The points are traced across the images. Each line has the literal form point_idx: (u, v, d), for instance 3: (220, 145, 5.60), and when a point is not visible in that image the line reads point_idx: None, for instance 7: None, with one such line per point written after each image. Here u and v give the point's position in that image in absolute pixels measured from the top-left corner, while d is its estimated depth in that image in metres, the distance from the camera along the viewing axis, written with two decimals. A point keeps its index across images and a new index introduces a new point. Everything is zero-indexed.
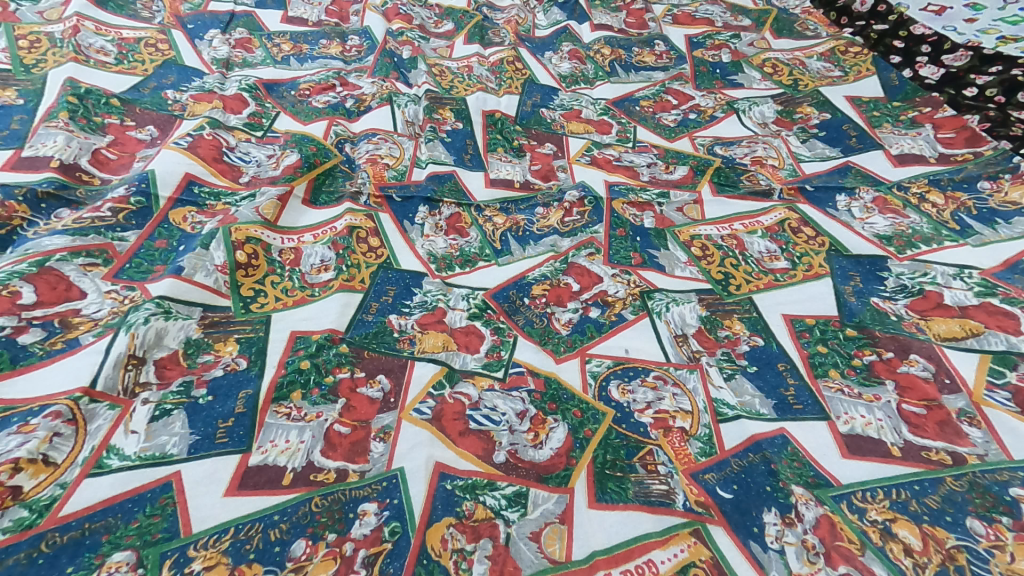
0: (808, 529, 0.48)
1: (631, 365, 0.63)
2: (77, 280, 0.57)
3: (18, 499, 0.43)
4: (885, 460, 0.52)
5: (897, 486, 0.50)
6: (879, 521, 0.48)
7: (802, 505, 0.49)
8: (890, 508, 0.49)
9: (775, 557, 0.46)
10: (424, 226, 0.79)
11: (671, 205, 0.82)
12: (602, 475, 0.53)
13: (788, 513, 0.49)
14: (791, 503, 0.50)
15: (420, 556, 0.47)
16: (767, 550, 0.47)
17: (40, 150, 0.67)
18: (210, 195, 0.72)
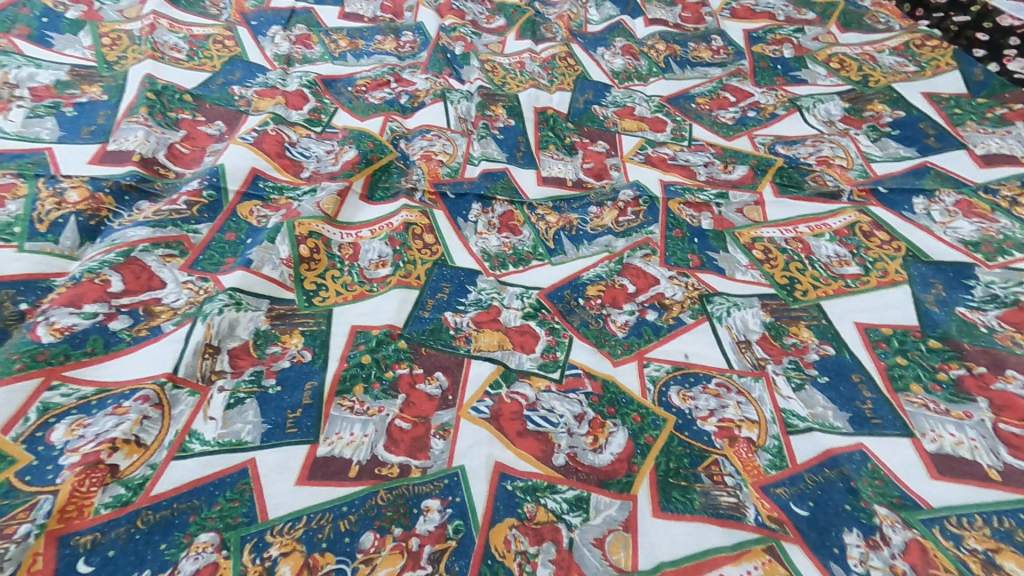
0: (894, 553, 0.46)
1: (691, 370, 0.62)
2: (158, 270, 0.59)
3: (115, 476, 0.45)
4: (982, 484, 0.50)
5: (998, 513, 0.48)
6: (979, 550, 0.46)
7: (887, 527, 0.48)
8: (992, 537, 0.47)
9: None
10: (477, 223, 0.79)
11: (730, 205, 0.80)
12: (665, 483, 0.52)
13: (872, 534, 0.47)
14: (874, 525, 0.48)
15: (484, 556, 0.47)
16: (850, 572, 0.45)
17: (123, 144, 0.70)
18: (274, 189, 0.73)
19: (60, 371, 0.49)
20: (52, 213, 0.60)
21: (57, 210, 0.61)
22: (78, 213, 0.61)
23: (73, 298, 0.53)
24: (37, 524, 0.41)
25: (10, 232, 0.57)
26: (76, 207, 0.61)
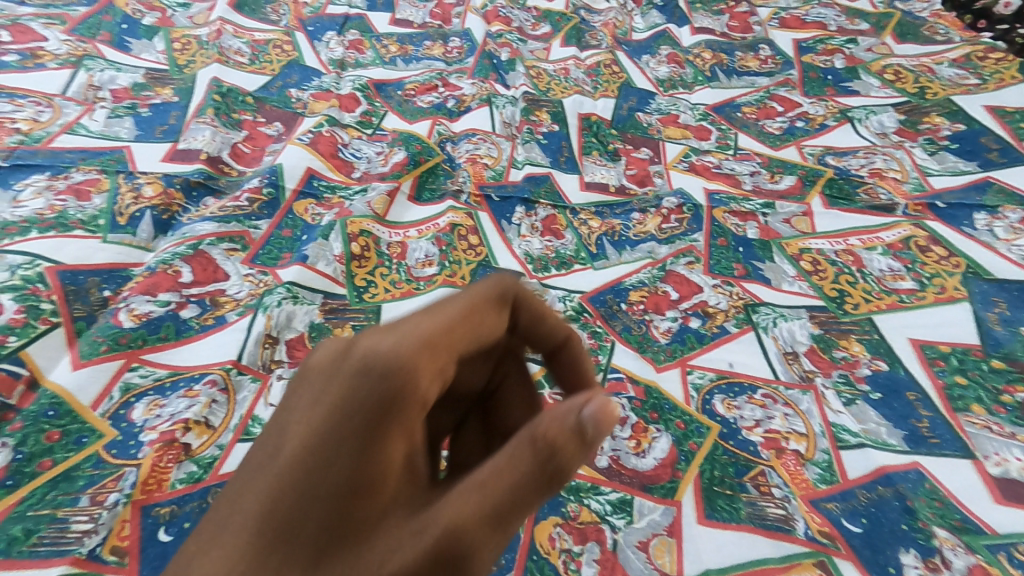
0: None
1: (736, 380, 0.61)
2: (222, 263, 0.62)
3: (188, 454, 0.47)
4: None
5: None
6: None
7: (948, 550, 0.47)
8: None
9: None
10: (520, 226, 0.80)
11: (777, 215, 0.79)
12: (710, 491, 0.52)
13: (932, 557, 0.47)
14: (933, 547, 0.48)
15: (529, 552, 0.48)
16: None
17: (192, 143, 0.73)
18: (327, 188, 0.76)
19: (140, 354, 0.52)
20: (131, 207, 0.64)
21: (135, 204, 0.64)
22: (153, 208, 0.65)
23: (149, 286, 0.57)
24: (124, 494, 0.44)
25: (95, 224, 0.61)
26: (151, 202, 0.65)
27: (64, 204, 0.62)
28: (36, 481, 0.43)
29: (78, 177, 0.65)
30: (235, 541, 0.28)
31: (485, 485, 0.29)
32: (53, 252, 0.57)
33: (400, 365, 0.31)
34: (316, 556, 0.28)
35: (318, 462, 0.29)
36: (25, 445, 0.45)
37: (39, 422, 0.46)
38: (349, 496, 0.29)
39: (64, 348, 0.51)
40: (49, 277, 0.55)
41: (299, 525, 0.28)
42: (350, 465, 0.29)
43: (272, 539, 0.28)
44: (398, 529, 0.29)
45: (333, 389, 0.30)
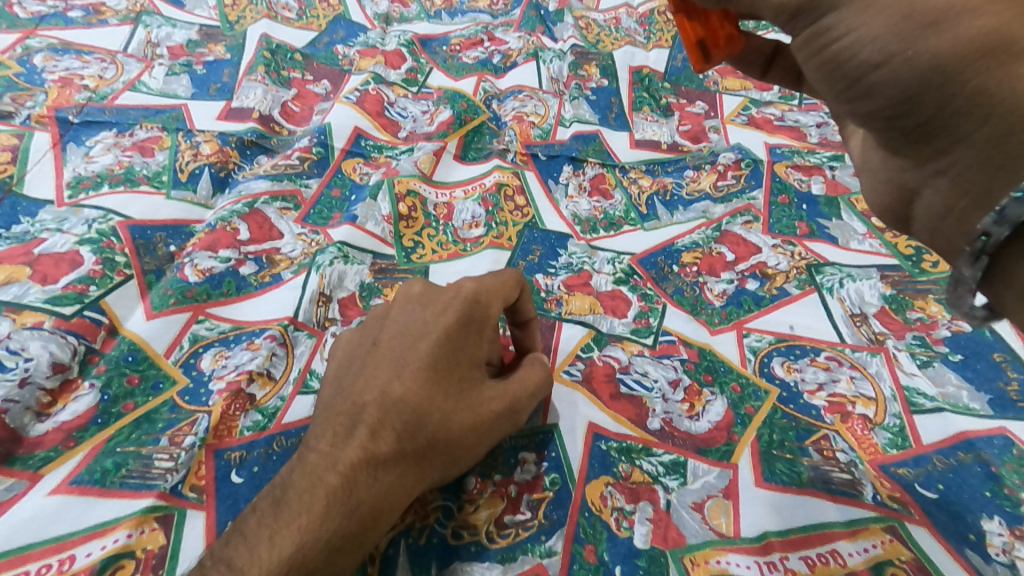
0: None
1: (797, 343, 0.59)
2: (277, 222, 0.63)
3: (253, 404, 0.49)
4: None
5: None
6: None
7: None
8: None
9: (1000, 570, 0.43)
10: (568, 186, 0.77)
11: (846, 169, 0.75)
12: (769, 455, 0.50)
13: (1017, 524, 0.45)
14: (1021, 514, 0.46)
15: (581, 508, 0.48)
16: (989, 562, 0.44)
17: (244, 102, 0.74)
18: (374, 148, 0.76)
19: (205, 307, 0.54)
20: (191, 164, 0.66)
21: (194, 161, 0.66)
22: (211, 166, 0.66)
23: (210, 243, 0.58)
24: (199, 437, 0.46)
25: (159, 180, 0.63)
26: (209, 159, 0.67)
27: (131, 160, 0.64)
28: (121, 421, 0.46)
29: (141, 135, 0.67)
30: (407, 376, 0.44)
31: (527, 373, 0.48)
32: (124, 208, 0.59)
33: (489, 307, 0.46)
34: (454, 390, 0.44)
35: (452, 343, 0.45)
36: (109, 387, 0.48)
37: (121, 367, 0.49)
38: (467, 364, 0.45)
39: (137, 298, 0.54)
40: (121, 231, 0.57)
41: (444, 380, 0.44)
42: (471, 347, 0.46)
43: (433, 376, 0.44)
44: (485, 398, 0.45)
45: (456, 306, 0.46)
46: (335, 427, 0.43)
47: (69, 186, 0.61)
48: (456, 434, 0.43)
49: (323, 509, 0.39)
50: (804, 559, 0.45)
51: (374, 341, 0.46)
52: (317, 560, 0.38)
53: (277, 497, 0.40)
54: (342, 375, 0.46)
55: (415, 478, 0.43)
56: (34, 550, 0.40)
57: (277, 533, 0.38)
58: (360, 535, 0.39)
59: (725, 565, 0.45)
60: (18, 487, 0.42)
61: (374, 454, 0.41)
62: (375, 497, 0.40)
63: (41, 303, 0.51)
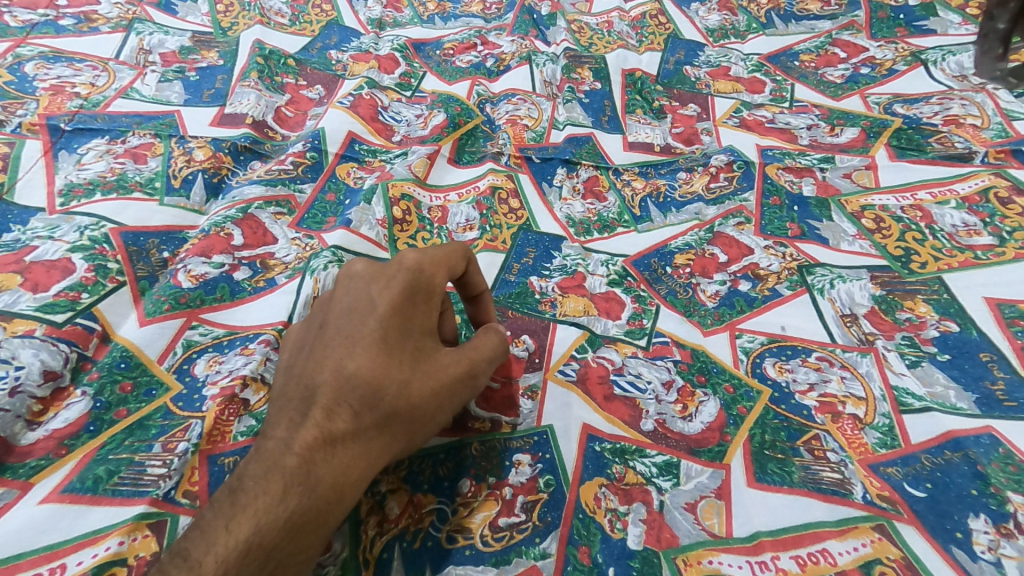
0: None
1: (789, 343, 0.59)
2: (270, 227, 0.63)
3: (247, 409, 0.49)
4: None
5: None
6: None
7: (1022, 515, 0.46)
8: None
9: (987, 567, 0.43)
10: (562, 189, 0.78)
11: (836, 170, 0.76)
12: (761, 455, 0.51)
13: (1003, 522, 0.45)
14: (1008, 513, 0.46)
15: (575, 510, 0.48)
16: (976, 559, 0.44)
17: (238, 107, 0.74)
18: (369, 152, 0.76)
19: (198, 313, 0.55)
20: (184, 170, 0.66)
21: (188, 167, 0.66)
22: (204, 171, 0.66)
23: (204, 249, 0.58)
24: (192, 443, 0.46)
25: (152, 186, 0.63)
26: (202, 165, 0.67)
27: (124, 167, 0.64)
28: (114, 428, 0.46)
29: (134, 142, 0.67)
30: (359, 352, 0.41)
31: (481, 341, 0.47)
32: (116, 215, 0.60)
33: (433, 273, 0.45)
34: (409, 359, 0.42)
35: (402, 313, 0.43)
36: (102, 395, 0.48)
37: (114, 374, 0.49)
38: (420, 333, 0.43)
39: (131, 305, 0.54)
40: (114, 238, 0.58)
41: (397, 351, 0.41)
42: (421, 316, 0.44)
43: (385, 347, 0.41)
44: (442, 367, 0.43)
45: (401, 276, 0.43)
46: (288, 413, 0.39)
47: (61, 194, 0.61)
48: (415, 405, 0.41)
49: (280, 492, 0.35)
50: (796, 559, 0.45)
51: (322, 321, 0.43)
52: (277, 546, 0.34)
53: (230, 485, 0.36)
54: (290, 361, 0.43)
55: (377, 453, 0.40)
56: (25, 559, 0.39)
57: (230, 521, 0.34)
58: (322, 516, 0.36)
59: (717, 565, 0.45)
60: (8, 497, 0.42)
61: (331, 432, 0.38)
62: (337, 476, 0.37)
63: (33, 311, 0.51)
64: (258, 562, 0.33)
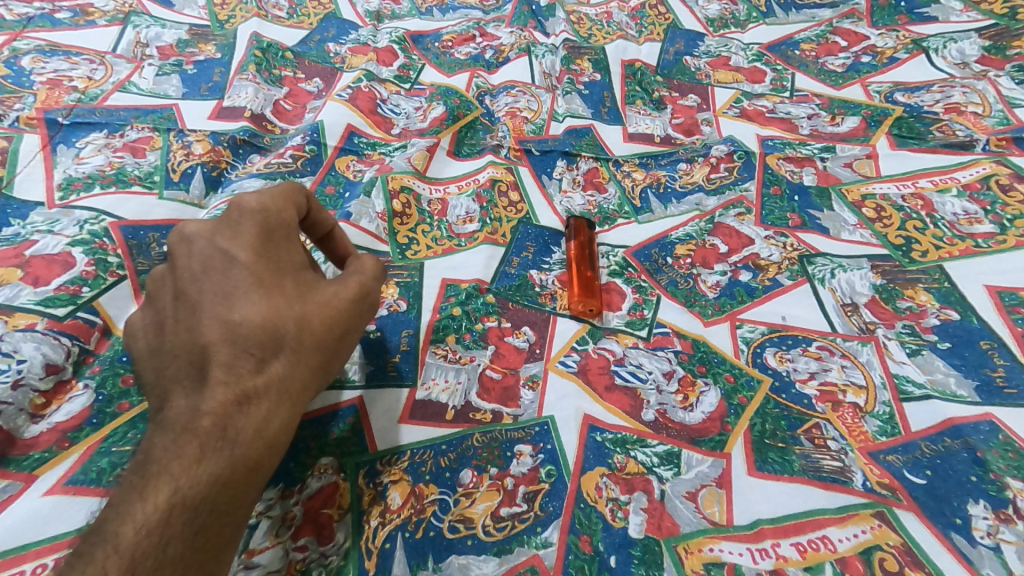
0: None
1: (789, 333, 0.59)
2: None
3: None
4: None
5: None
6: None
7: (1020, 500, 0.46)
8: None
9: (986, 553, 0.44)
10: (562, 181, 0.77)
11: (837, 160, 0.75)
12: (762, 444, 0.51)
13: (1002, 508, 0.46)
14: (1006, 498, 0.46)
15: (577, 500, 0.48)
16: (975, 544, 0.44)
17: (236, 101, 0.74)
18: (368, 145, 0.76)
19: None
20: (183, 163, 0.66)
21: (186, 161, 0.66)
22: (203, 165, 0.66)
23: None
24: None
25: (151, 180, 0.63)
26: (201, 159, 0.67)
27: (122, 160, 0.64)
28: (116, 421, 0.47)
29: (133, 136, 0.67)
30: (241, 305, 0.42)
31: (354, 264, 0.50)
32: (115, 208, 0.60)
33: (281, 214, 0.46)
34: (295, 300, 0.44)
35: (267, 258, 0.44)
36: (105, 387, 0.48)
37: (116, 367, 0.49)
38: (295, 275, 0.45)
39: (131, 299, 0.54)
40: (114, 232, 0.58)
41: (279, 292, 0.44)
42: (287, 255, 0.46)
43: (267, 292, 0.43)
44: (329, 297, 0.46)
45: (249, 223, 0.44)
46: (182, 380, 0.40)
47: (60, 188, 0.61)
48: (310, 342, 0.44)
49: (196, 452, 0.37)
50: (796, 546, 0.45)
51: (185, 286, 0.43)
52: (205, 497, 0.36)
53: (137, 462, 0.36)
54: (161, 331, 0.42)
55: (292, 391, 0.42)
56: (30, 550, 0.39)
57: (146, 490, 0.35)
58: (247, 461, 0.38)
59: (718, 553, 0.45)
60: (12, 489, 0.42)
61: (237, 387, 0.40)
62: (251, 422, 0.39)
63: (33, 305, 0.51)
64: (188, 516, 0.35)
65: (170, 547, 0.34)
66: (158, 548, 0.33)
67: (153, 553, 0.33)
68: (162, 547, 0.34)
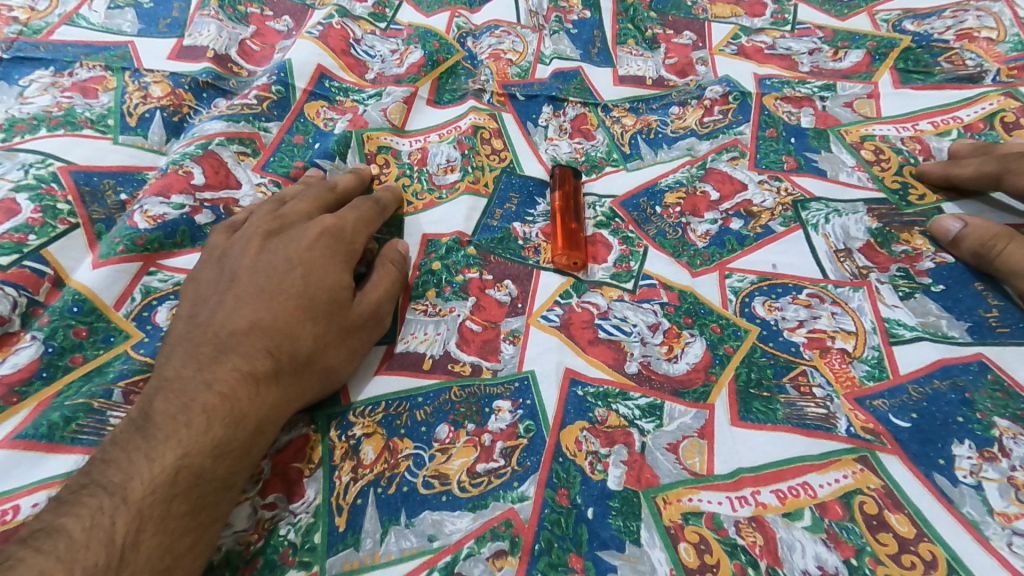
0: (1014, 465, 0.44)
1: (779, 281, 0.57)
2: (234, 168, 0.60)
3: None
4: None
5: None
6: None
7: (1007, 439, 0.45)
8: None
9: (967, 492, 0.43)
10: (548, 128, 0.73)
11: (837, 99, 0.71)
12: (746, 394, 0.49)
13: (987, 447, 0.44)
14: (992, 437, 0.45)
15: (555, 454, 0.46)
16: (956, 484, 0.43)
17: (198, 40, 0.70)
18: (339, 90, 0.71)
19: (156, 259, 0.52)
20: (139, 106, 0.62)
21: (143, 104, 0.63)
22: (162, 109, 0.63)
23: (162, 188, 0.55)
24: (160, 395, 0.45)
25: (104, 124, 0.60)
26: (160, 102, 0.63)
27: (71, 101, 0.61)
28: (69, 375, 0.45)
29: (82, 75, 0.64)
30: (279, 304, 0.45)
31: (384, 280, 0.51)
32: (65, 152, 0.57)
33: (340, 238, 0.51)
34: (324, 313, 0.46)
35: (313, 269, 0.48)
36: (54, 340, 0.46)
37: (65, 318, 0.47)
38: (334, 288, 0.47)
39: (85, 249, 0.52)
40: (63, 178, 0.55)
41: (314, 299, 0.46)
42: (332, 267, 0.48)
43: (305, 299, 0.46)
44: (353, 311, 0.48)
45: (313, 237, 0.49)
46: (201, 355, 0.43)
47: (3, 129, 0.58)
48: (333, 356, 0.46)
49: (204, 423, 0.39)
50: (775, 493, 0.44)
51: (232, 277, 0.48)
52: (207, 467, 0.38)
53: (142, 422, 0.39)
54: (198, 310, 0.46)
55: (297, 394, 0.44)
56: None
57: (154, 451, 0.37)
58: (248, 443, 0.40)
59: (697, 503, 0.44)
60: None
61: (252, 370, 0.42)
62: (257, 408, 0.41)
63: None
64: (190, 482, 0.37)
65: (173, 504, 0.36)
66: (162, 505, 0.36)
67: (155, 509, 0.35)
68: (167, 503, 0.36)
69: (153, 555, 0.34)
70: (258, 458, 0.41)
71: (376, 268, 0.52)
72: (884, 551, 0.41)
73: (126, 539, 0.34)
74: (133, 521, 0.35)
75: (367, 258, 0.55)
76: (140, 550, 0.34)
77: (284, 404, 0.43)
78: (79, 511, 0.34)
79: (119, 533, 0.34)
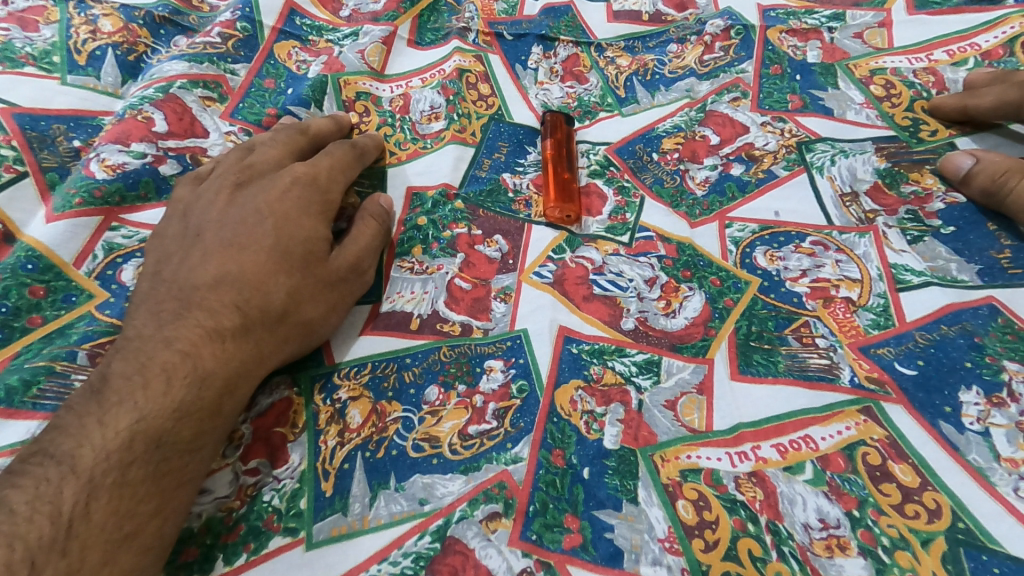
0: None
1: (782, 229, 0.54)
2: (199, 115, 0.55)
3: None
4: None
5: None
6: None
7: (1016, 382, 0.43)
8: None
9: (974, 439, 0.42)
10: (538, 71, 0.68)
11: (846, 30, 0.66)
12: (746, 347, 0.47)
13: (995, 392, 0.43)
14: (1001, 382, 0.43)
15: (550, 413, 0.44)
16: (963, 431, 0.42)
17: None
18: (311, 29, 0.65)
19: (118, 213, 0.48)
20: (88, 42, 0.57)
21: (92, 40, 0.57)
22: (114, 46, 0.57)
23: (119, 135, 0.51)
24: None
25: (50, 62, 0.55)
26: (111, 38, 0.58)
27: (9, 35, 0.56)
28: (28, 336, 0.42)
29: (21, 5, 0.58)
30: (246, 257, 0.42)
31: (362, 233, 0.48)
32: (7, 92, 0.52)
33: (312, 186, 0.47)
34: (297, 266, 0.43)
35: (284, 220, 0.44)
36: (8, 299, 0.43)
37: (19, 276, 0.44)
38: (307, 240, 0.44)
39: (38, 201, 0.48)
40: (6, 121, 0.50)
41: (284, 252, 0.43)
42: (303, 217, 0.45)
43: (274, 252, 0.43)
44: (327, 264, 0.45)
45: (282, 186, 0.46)
46: (163, 313, 0.40)
47: None
48: (307, 311, 0.43)
49: (163, 384, 0.37)
50: (776, 447, 0.43)
51: (196, 230, 0.44)
52: (168, 431, 0.36)
53: (97, 385, 0.37)
54: (160, 266, 0.43)
55: (269, 352, 0.41)
56: None
57: (108, 415, 0.35)
58: (215, 404, 0.38)
59: (696, 459, 0.42)
60: None
61: (217, 327, 0.40)
62: (224, 366, 0.39)
63: None
64: (147, 446, 0.35)
65: (130, 470, 0.34)
66: (116, 471, 0.34)
67: (108, 476, 0.33)
68: (123, 470, 0.34)
69: (107, 525, 0.32)
70: (227, 421, 0.39)
71: (356, 221, 0.49)
72: (887, 501, 0.40)
73: (74, 509, 0.32)
74: (83, 490, 0.32)
75: (348, 212, 0.52)
76: (91, 521, 0.32)
77: (255, 363, 0.41)
78: (24, 481, 0.32)
79: (67, 503, 0.32)
